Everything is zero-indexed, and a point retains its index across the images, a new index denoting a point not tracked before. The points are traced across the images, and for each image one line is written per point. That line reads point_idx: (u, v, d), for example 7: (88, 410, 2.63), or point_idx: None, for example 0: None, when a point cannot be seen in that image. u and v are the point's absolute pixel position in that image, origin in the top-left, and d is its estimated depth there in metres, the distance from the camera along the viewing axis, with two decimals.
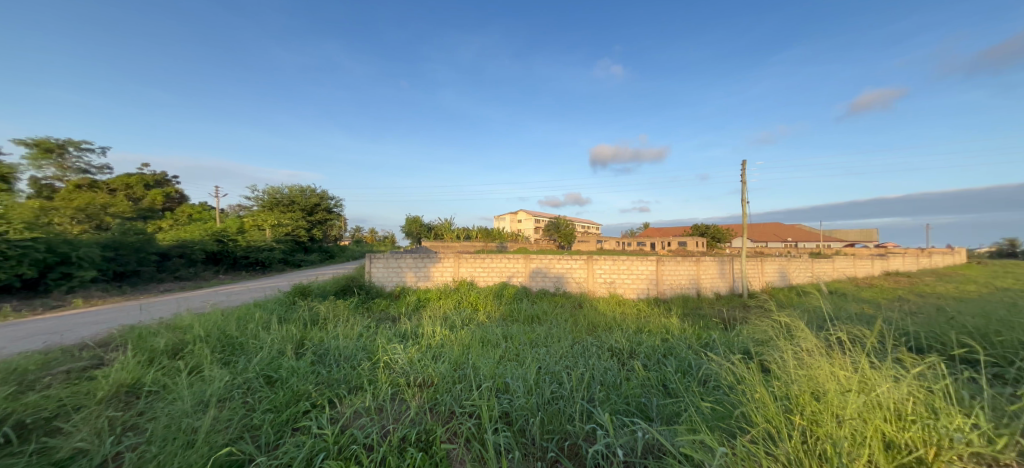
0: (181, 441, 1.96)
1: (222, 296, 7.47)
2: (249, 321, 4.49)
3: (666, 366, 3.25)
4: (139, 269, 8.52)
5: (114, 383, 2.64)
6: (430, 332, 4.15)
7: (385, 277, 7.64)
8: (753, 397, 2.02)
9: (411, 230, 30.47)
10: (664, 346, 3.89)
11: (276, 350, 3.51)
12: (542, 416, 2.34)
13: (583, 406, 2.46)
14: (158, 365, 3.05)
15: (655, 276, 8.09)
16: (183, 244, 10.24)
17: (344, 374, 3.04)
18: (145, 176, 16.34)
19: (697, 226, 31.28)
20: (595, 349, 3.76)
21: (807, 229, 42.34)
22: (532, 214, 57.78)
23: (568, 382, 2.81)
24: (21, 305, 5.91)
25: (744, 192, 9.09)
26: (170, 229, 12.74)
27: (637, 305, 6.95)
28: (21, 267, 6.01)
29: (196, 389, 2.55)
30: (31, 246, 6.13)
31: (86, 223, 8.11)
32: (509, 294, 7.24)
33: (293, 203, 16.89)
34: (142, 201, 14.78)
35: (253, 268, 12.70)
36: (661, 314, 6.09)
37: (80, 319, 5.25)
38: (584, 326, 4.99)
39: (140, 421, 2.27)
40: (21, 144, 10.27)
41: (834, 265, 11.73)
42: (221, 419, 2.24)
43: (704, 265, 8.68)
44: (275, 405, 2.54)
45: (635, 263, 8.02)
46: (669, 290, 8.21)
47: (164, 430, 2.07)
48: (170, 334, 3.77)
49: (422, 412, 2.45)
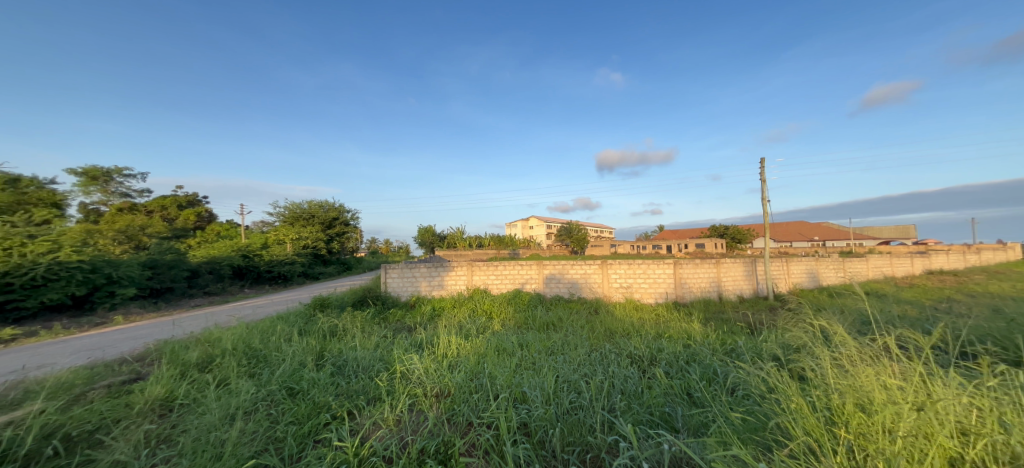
0: (209, 453, 1.97)
1: (247, 309, 7.62)
2: (271, 334, 4.54)
3: (689, 374, 3.13)
4: (172, 286, 8.75)
5: (149, 397, 2.69)
6: (446, 341, 4.10)
7: (400, 287, 7.67)
8: (793, 406, 1.92)
9: (423, 240, 30.82)
10: (687, 352, 3.75)
11: (297, 362, 3.53)
12: (562, 427, 2.26)
13: (606, 418, 2.36)
14: (189, 378, 3.10)
15: (674, 280, 7.88)
16: (212, 260, 10.55)
17: (362, 386, 3.02)
18: (178, 197, 17.05)
19: (715, 226, 30.46)
20: (614, 356, 3.64)
21: (835, 227, 40.76)
22: (543, 220, 57.82)
23: (586, 391, 2.71)
24: (69, 322, 6.11)
25: (764, 191, 8.83)
26: (200, 245, 13.25)
27: (656, 310, 6.76)
28: (68, 287, 6.22)
29: (222, 401, 2.57)
30: (78, 268, 6.34)
31: (127, 244, 8.48)
32: (523, 301, 7.19)
33: (313, 217, 17.33)
34: (176, 221, 15.49)
35: (275, 281, 13.01)
36: (682, 319, 5.91)
37: (122, 334, 5.45)
38: (601, 332, 4.89)
39: (173, 434, 2.29)
40: (71, 173, 10.91)
41: (867, 264, 11.20)
42: (247, 431, 2.24)
43: (726, 267, 8.41)
44: (298, 417, 2.54)
45: (651, 267, 7.85)
46: (689, 293, 7.97)
47: (194, 443, 2.09)
48: (200, 347, 3.85)
49: (440, 423, 2.40)
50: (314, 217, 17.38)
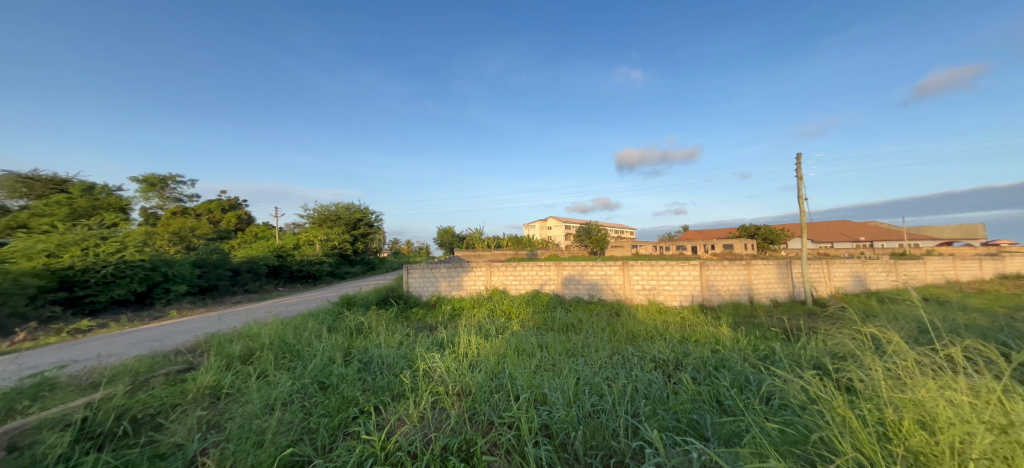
0: (252, 440, 2.11)
1: (281, 306, 7.86)
2: (304, 330, 4.63)
3: (719, 381, 2.96)
4: (217, 284, 9.17)
5: (201, 386, 2.93)
6: (466, 341, 4.04)
7: (421, 287, 7.70)
8: (838, 420, 1.78)
9: (443, 241, 31.12)
10: (715, 357, 3.55)
11: (327, 357, 3.56)
12: (584, 430, 2.15)
13: (632, 423, 2.25)
14: (233, 370, 3.26)
15: (700, 282, 7.55)
16: (251, 260, 10.95)
17: (387, 382, 3.00)
18: (221, 200, 17.68)
19: (745, 227, 29.21)
20: (637, 360, 3.49)
21: (882, 228, 38.13)
22: (563, 221, 57.45)
23: (609, 394, 2.58)
24: (133, 316, 6.54)
25: (803, 188, 8.31)
26: (240, 245, 13.88)
27: (681, 314, 6.48)
28: (132, 283, 6.75)
29: (263, 392, 2.69)
30: (139, 266, 6.88)
31: (179, 245, 9.49)
32: (541, 302, 7.08)
33: (340, 219, 17.79)
34: (219, 224, 16.37)
35: (306, 281, 13.37)
36: (709, 323, 5.63)
37: (178, 327, 5.78)
38: (622, 335, 4.72)
39: (220, 420, 2.50)
40: (134, 181, 12.20)
41: (924, 267, 10.32)
42: (284, 421, 2.33)
43: (757, 269, 7.97)
44: (328, 410, 2.56)
45: (675, 269, 7.55)
46: (716, 296, 7.60)
47: (239, 430, 2.24)
48: (243, 340, 4.00)
49: (462, 421, 2.33)
50: (340, 219, 17.84)
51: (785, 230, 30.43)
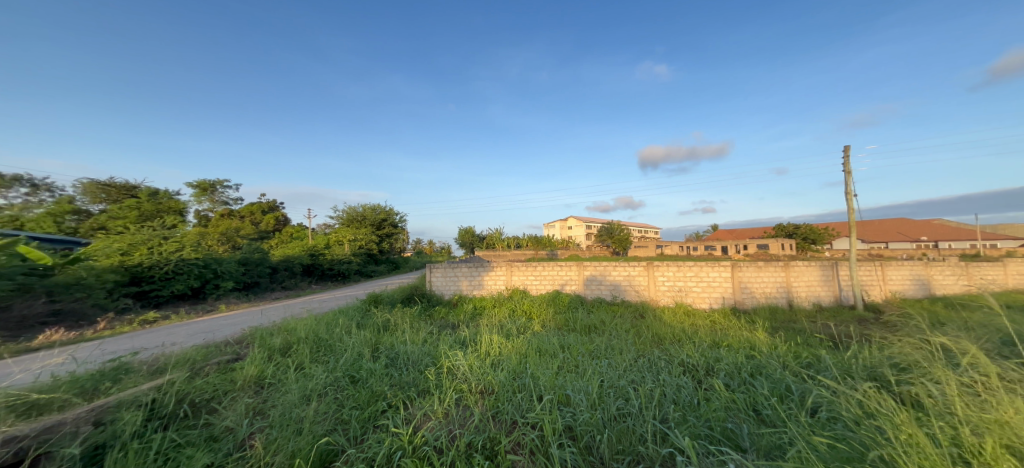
0: (292, 427, 2.14)
1: (315, 303, 8.07)
2: (335, 325, 4.69)
3: (755, 388, 2.75)
4: (259, 281, 9.58)
5: (248, 376, 3.02)
6: (488, 340, 3.97)
7: (443, 286, 7.70)
8: (905, 438, 1.58)
9: (464, 241, 31.32)
10: (751, 363, 3.31)
11: (356, 352, 3.57)
12: (610, 433, 2.02)
13: (663, 427, 2.10)
14: (275, 361, 3.35)
15: (730, 283, 7.18)
16: (287, 258, 11.36)
17: (413, 378, 2.96)
18: (261, 203, 18.43)
19: (782, 225, 27.62)
20: (664, 364, 3.30)
21: (942, 226, 34.99)
22: (585, 220, 56.69)
23: (635, 398, 2.43)
24: (190, 309, 7.17)
25: (851, 183, 7.66)
26: (279, 244, 14.54)
27: (710, 317, 6.14)
28: (189, 279, 7.53)
29: (300, 383, 2.74)
30: (194, 264, 7.71)
31: (227, 243, 10.27)
32: (563, 302, 6.94)
33: (366, 219, 18.18)
34: (259, 226, 17.37)
35: (337, 279, 13.72)
36: (743, 328, 5.31)
37: (226, 320, 6.05)
38: (648, 338, 4.52)
39: (265, 407, 2.55)
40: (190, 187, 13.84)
41: (1005, 270, 9.16)
42: (320, 411, 2.35)
43: (795, 271, 7.41)
44: (359, 402, 2.55)
45: (704, 270, 7.21)
46: (748, 298, 7.18)
47: (280, 418, 2.28)
48: (283, 334, 4.11)
49: (486, 419, 2.26)
50: (366, 220, 18.23)
51: (829, 229, 28.57)
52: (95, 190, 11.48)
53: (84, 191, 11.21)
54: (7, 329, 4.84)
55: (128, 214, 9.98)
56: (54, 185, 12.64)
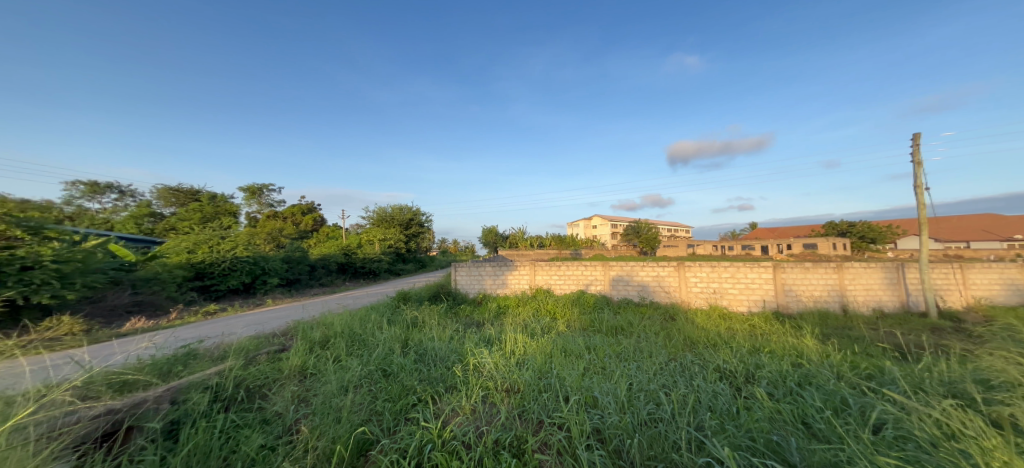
0: (333, 416, 2.60)
1: (349, 299, 8.73)
2: (368, 321, 5.22)
3: (803, 397, 2.86)
4: (300, 278, 10.37)
5: (291, 367, 3.56)
6: (513, 339, 4.36)
7: (467, 284, 8.28)
8: (930, 457, 1.80)
9: (486, 240, 31.87)
10: (795, 371, 3.43)
11: (388, 348, 4.05)
12: (640, 439, 2.31)
13: (690, 433, 2.36)
14: (315, 353, 3.89)
15: (773, 286, 6.90)
16: (324, 257, 12.25)
17: (440, 374, 3.39)
18: (301, 205, 19.79)
19: (831, 224, 25.66)
20: (698, 369, 3.54)
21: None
22: (610, 220, 56.03)
23: (667, 404, 2.72)
24: (245, 302, 8.06)
25: (920, 177, 6.84)
26: (317, 243, 15.61)
27: (750, 321, 6.16)
28: (242, 275, 8.37)
29: (339, 375, 3.23)
30: (245, 261, 8.51)
31: (272, 242, 11.12)
32: (588, 303, 7.21)
33: (395, 220, 19.06)
34: (299, 225, 18.77)
35: (368, 277, 14.54)
36: (790, 334, 5.27)
37: (272, 314, 6.77)
38: (681, 342, 4.75)
39: (307, 396, 3.06)
40: (243, 191, 15.45)
41: None
42: (357, 403, 2.80)
43: (851, 272, 6.66)
44: (391, 395, 2.99)
45: (741, 271, 7.01)
46: (793, 301, 6.83)
47: (322, 406, 2.75)
48: (321, 328, 4.68)
49: (512, 418, 2.63)
50: (395, 220, 19.09)
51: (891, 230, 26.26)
52: (168, 195, 14.17)
53: (159, 196, 14.08)
54: (102, 316, 5.85)
55: (195, 215, 11.93)
56: (137, 191, 14.77)
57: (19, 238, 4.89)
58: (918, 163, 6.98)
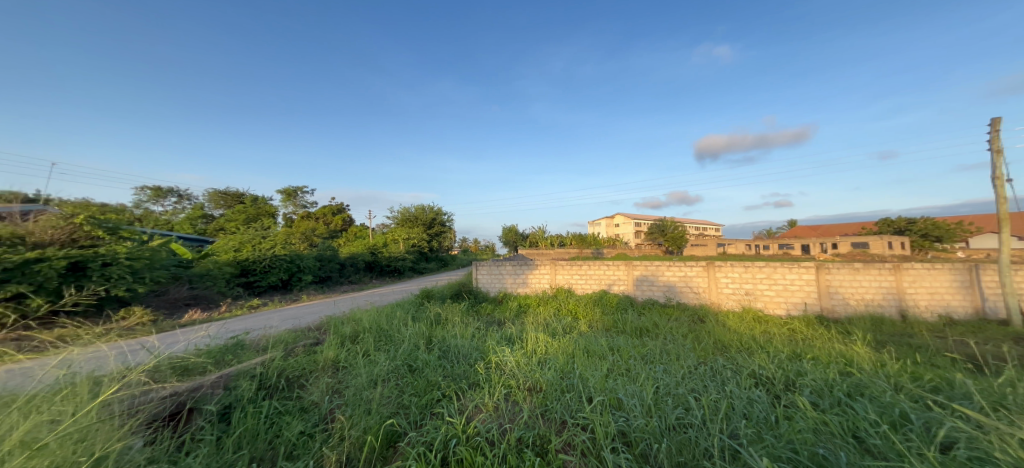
0: (365, 407, 2.88)
1: (376, 296, 9.18)
2: (394, 317, 5.58)
3: (854, 410, 2.36)
4: (331, 275, 10.99)
5: (327, 359, 3.90)
6: (534, 338, 4.57)
7: (488, 283, 8.58)
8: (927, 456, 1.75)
9: (507, 240, 32.15)
10: (845, 382, 2.80)
11: (412, 344, 4.35)
12: (669, 445, 2.18)
13: (723, 439, 2.17)
14: (347, 347, 4.23)
15: (815, 287, 5.95)
16: (353, 255, 12.86)
17: (463, 371, 3.64)
18: (332, 206, 20.78)
19: (889, 222, 22.45)
20: (728, 373, 3.23)
21: None
22: (634, 218, 55.13)
23: (697, 408, 2.54)
24: (284, 298, 8.66)
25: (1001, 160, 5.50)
26: (347, 242, 16.38)
27: (790, 325, 5.31)
28: (281, 272, 8.99)
29: (368, 369, 3.53)
30: (284, 259, 9.12)
31: (306, 242, 11.64)
32: (610, 303, 7.06)
33: (419, 220, 19.65)
34: (331, 225, 19.74)
35: (393, 274, 15.13)
36: (832, 338, 4.46)
37: (305, 309, 7.25)
38: (704, 342, 4.64)
39: (342, 387, 3.36)
40: (281, 193, 16.42)
41: None
42: (385, 396, 3.08)
43: (911, 274, 5.45)
44: (417, 390, 3.26)
45: (777, 271, 6.17)
46: (839, 305, 5.81)
47: (353, 398, 3.03)
48: (350, 323, 5.07)
49: (535, 417, 2.75)
50: (418, 220, 19.68)
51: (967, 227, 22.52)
52: (218, 198, 15.23)
53: (210, 199, 15.10)
54: (165, 307, 6.48)
55: (240, 217, 12.88)
56: (187, 194, 16.01)
57: (100, 237, 5.61)
58: (999, 149, 5.85)
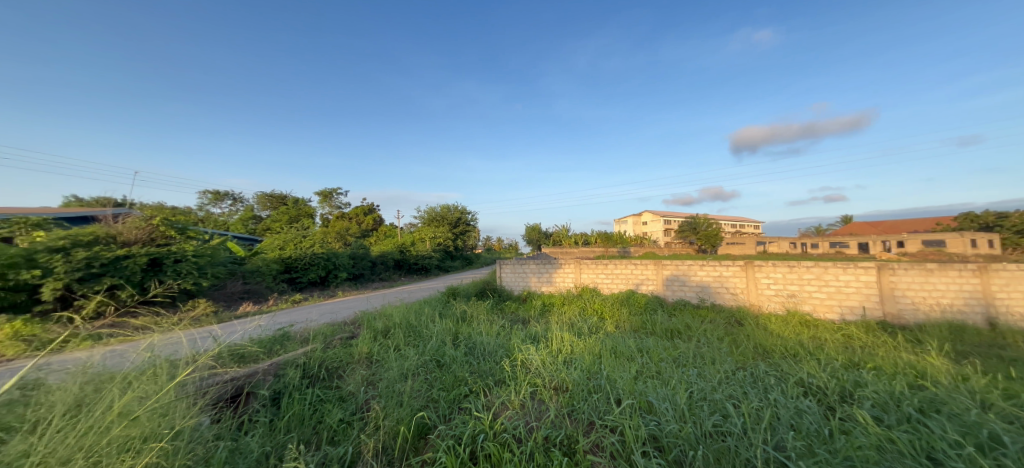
0: (396, 399, 2.94)
1: (405, 293, 9.38)
2: (423, 314, 5.69)
3: (916, 426, 2.17)
4: (364, 273, 11.34)
5: (360, 352, 4.02)
6: (559, 337, 4.52)
7: (513, 281, 8.61)
8: None
9: (531, 239, 32.10)
10: (893, 394, 2.63)
11: (440, 340, 4.42)
12: (705, 453, 2.08)
13: (766, 450, 2.03)
14: (380, 341, 4.35)
15: (875, 290, 5.37)
16: (382, 253, 13.23)
17: (490, 367, 3.65)
18: (364, 206, 21.49)
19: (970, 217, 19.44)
20: (771, 380, 3.06)
21: None
22: (661, 216, 53.75)
23: (736, 417, 2.40)
24: (321, 293, 9.00)
25: None
26: (377, 241, 16.88)
27: (838, 330, 4.99)
28: (319, 270, 9.35)
29: (399, 363, 3.60)
30: (321, 257, 9.45)
31: (341, 241, 12.09)
32: (639, 303, 6.88)
33: (445, 219, 19.96)
34: (364, 224, 20.43)
35: (421, 272, 15.44)
36: (893, 346, 4.16)
37: (338, 304, 7.49)
38: (741, 346, 4.46)
39: (375, 379, 3.44)
40: (319, 195, 17.14)
41: None
42: (415, 390, 3.13)
43: (1002, 276, 4.68)
44: (445, 385, 3.29)
45: (827, 272, 5.68)
46: (907, 311, 5.21)
47: (386, 390, 3.09)
48: (383, 319, 5.22)
49: (562, 416, 2.70)
50: (444, 220, 19.99)
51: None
52: (264, 201, 16.12)
53: (257, 201, 16.00)
54: (224, 300, 6.91)
55: (282, 217, 13.57)
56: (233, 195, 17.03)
57: (172, 236, 6.10)
58: None
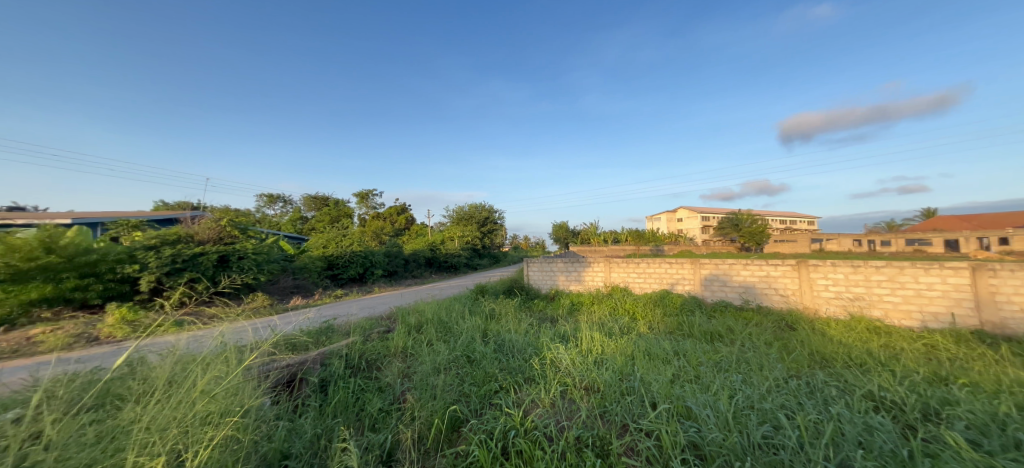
0: (431, 392, 3.11)
1: (436, 290, 9.67)
2: (453, 310, 5.91)
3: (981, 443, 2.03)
4: (398, 270, 11.79)
5: (396, 345, 4.25)
6: (589, 337, 4.56)
7: (541, 279, 8.68)
8: None
9: (559, 237, 31.98)
10: (946, 405, 2.51)
11: (470, 336, 4.58)
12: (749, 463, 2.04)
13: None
14: (414, 335, 4.57)
15: (970, 294, 4.65)
16: (415, 251, 13.67)
17: (519, 365, 3.77)
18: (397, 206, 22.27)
19: None
20: (835, 391, 2.88)
21: None
22: (694, 213, 51.93)
23: (795, 429, 2.28)
24: (360, 290, 9.47)
25: None
26: (409, 240, 17.45)
27: (894, 334, 4.68)
28: (358, 267, 9.83)
29: (432, 358, 3.79)
30: (360, 255, 9.90)
31: (377, 239, 12.61)
32: (674, 304, 6.72)
33: (473, 219, 20.29)
34: (397, 223, 21.17)
35: (450, 270, 15.83)
36: (964, 354, 3.85)
37: (375, 300, 7.82)
38: (781, 350, 4.33)
39: (410, 372, 3.63)
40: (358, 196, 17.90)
41: None
42: (448, 383, 3.30)
43: None
44: (476, 380, 3.44)
45: (904, 273, 5.05)
46: (1013, 320, 4.42)
47: (421, 382, 3.28)
48: (417, 314, 5.47)
49: (593, 417, 2.77)
50: (473, 219, 20.33)
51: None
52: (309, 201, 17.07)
53: (304, 203, 16.88)
54: (278, 294, 7.47)
55: (324, 217, 14.34)
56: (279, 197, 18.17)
57: (236, 236, 6.66)
58: None
